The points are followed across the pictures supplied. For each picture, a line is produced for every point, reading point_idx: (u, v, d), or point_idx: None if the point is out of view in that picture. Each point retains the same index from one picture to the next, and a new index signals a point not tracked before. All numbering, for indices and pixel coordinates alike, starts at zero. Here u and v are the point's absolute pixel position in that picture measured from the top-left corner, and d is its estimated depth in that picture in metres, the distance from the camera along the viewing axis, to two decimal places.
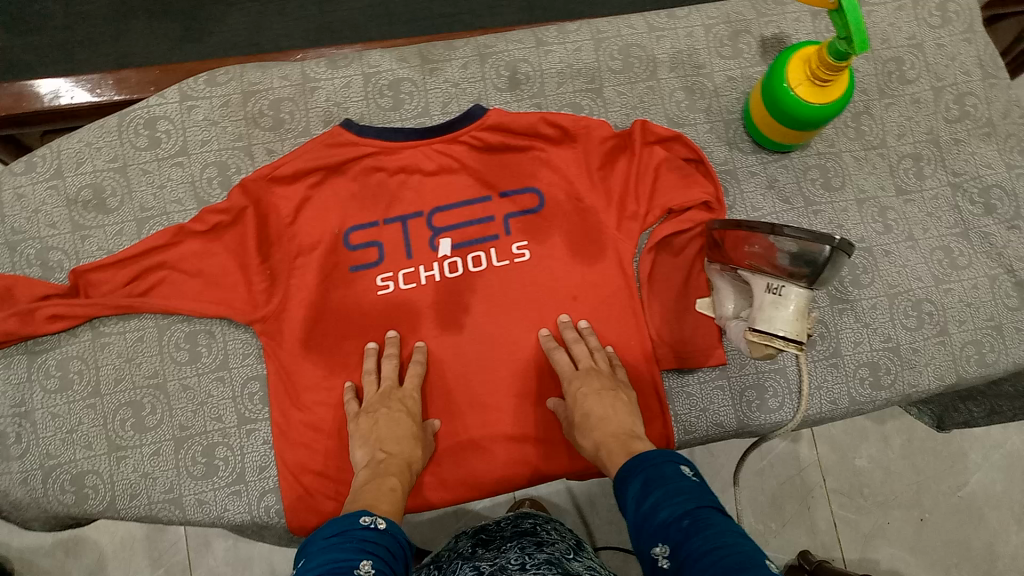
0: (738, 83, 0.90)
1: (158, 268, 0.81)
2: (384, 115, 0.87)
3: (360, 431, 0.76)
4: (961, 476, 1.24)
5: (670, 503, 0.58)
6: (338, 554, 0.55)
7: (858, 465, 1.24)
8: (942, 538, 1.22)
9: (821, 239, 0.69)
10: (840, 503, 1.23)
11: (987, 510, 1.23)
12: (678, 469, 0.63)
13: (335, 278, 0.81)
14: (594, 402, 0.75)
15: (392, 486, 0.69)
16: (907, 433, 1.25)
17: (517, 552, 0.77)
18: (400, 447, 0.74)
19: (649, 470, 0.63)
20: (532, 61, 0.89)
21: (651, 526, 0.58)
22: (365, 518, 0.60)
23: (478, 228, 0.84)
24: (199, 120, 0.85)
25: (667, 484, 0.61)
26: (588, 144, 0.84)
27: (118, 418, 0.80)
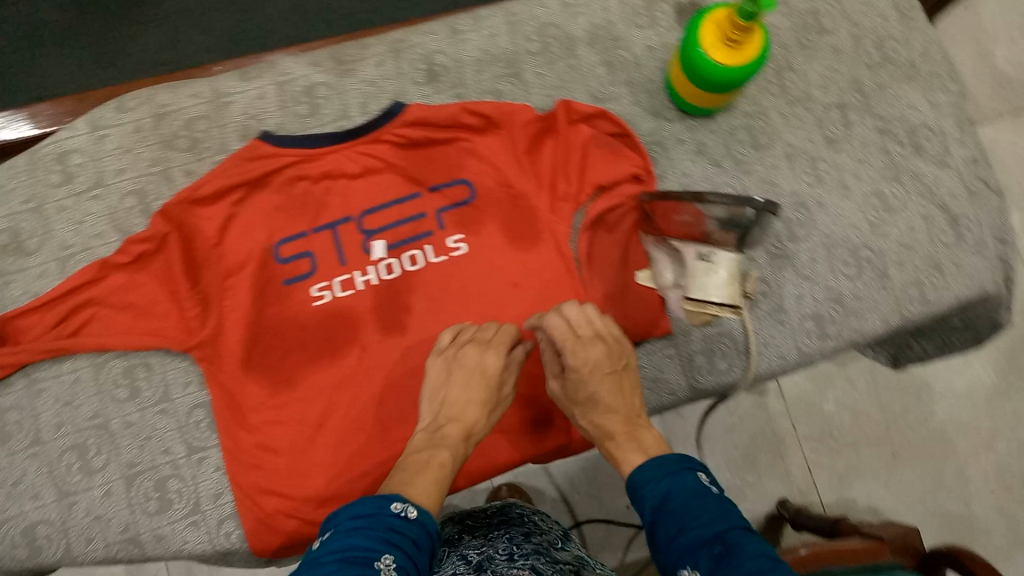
0: (658, 52, 0.88)
1: (86, 306, 0.79)
2: (302, 123, 0.84)
3: (435, 384, 0.74)
4: (927, 408, 1.25)
5: (699, 524, 0.54)
6: (360, 541, 0.51)
7: (826, 410, 1.25)
8: (916, 472, 1.23)
9: (745, 201, 0.70)
10: (812, 448, 1.24)
11: (956, 437, 1.24)
12: (698, 479, 0.59)
13: (269, 294, 0.81)
14: (602, 385, 0.70)
15: (441, 461, 0.65)
16: (870, 372, 1.26)
17: (505, 542, 0.76)
18: (467, 412, 0.72)
19: (668, 483, 0.59)
20: (448, 52, 0.87)
21: (678, 547, 0.54)
22: (397, 504, 0.56)
23: (411, 227, 0.83)
24: (111, 149, 0.83)
25: (691, 499, 0.56)
26: (513, 129, 0.83)
27: (63, 464, 0.79)
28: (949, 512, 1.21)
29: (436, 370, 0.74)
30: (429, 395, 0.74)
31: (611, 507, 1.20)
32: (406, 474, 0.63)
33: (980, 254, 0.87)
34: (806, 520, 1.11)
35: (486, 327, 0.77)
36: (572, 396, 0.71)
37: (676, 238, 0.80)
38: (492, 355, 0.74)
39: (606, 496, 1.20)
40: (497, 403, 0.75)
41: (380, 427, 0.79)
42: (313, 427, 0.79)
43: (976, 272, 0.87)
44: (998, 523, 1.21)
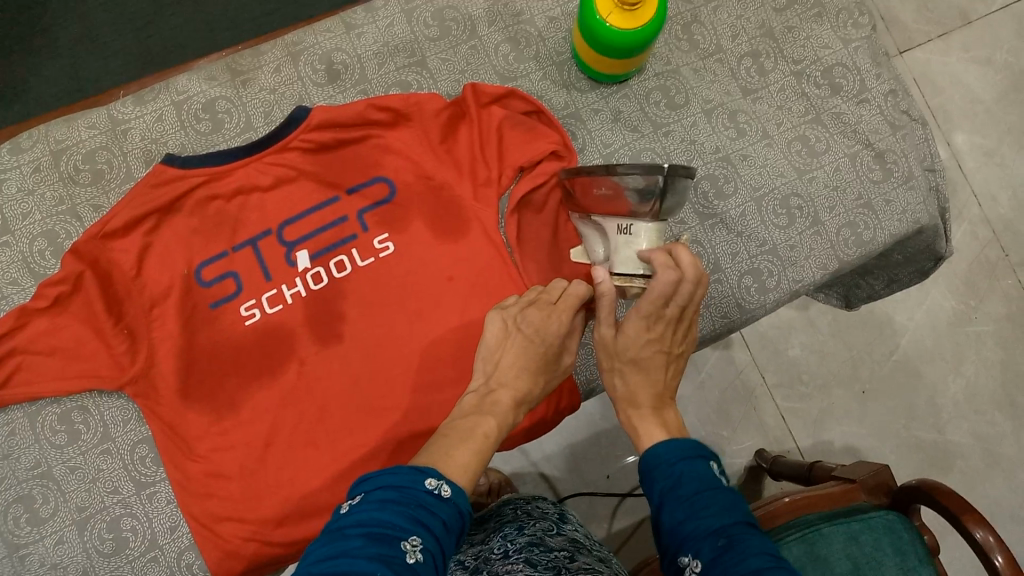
0: (561, 22, 0.87)
1: (9, 357, 0.77)
2: (206, 140, 0.83)
3: (493, 345, 0.71)
4: (891, 341, 1.25)
5: (707, 515, 0.51)
6: (390, 517, 0.48)
7: (793, 355, 1.24)
8: (887, 405, 1.23)
9: (654, 170, 0.68)
10: (784, 395, 1.23)
11: (923, 365, 1.24)
12: (711, 468, 0.55)
13: (197, 320, 0.79)
14: (647, 348, 0.66)
15: (485, 432, 0.62)
16: (831, 312, 1.25)
17: (500, 539, 0.75)
18: (519, 380, 0.69)
19: (680, 468, 0.54)
20: (347, 48, 0.85)
21: (681, 534, 0.51)
22: (431, 479, 0.52)
23: (334, 232, 0.81)
24: (13, 193, 0.80)
25: (702, 486, 0.53)
26: (423, 120, 0.81)
27: (11, 517, 0.77)
28: (922, 441, 1.22)
29: (495, 330, 0.71)
30: (484, 358, 0.71)
31: (587, 480, 1.20)
32: (448, 442, 0.60)
33: (910, 187, 0.86)
34: (780, 465, 1.09)
35: (551, 288, 0.75)
36: (616, 349, 0.67)
37: (595, 212, 0.76)
38: (555, 320, 0.71)
39: (582, 469, 1.20)
40: (553, 370, 0.72)
41: (330, 439, 0.78)
42: (262, 448, 0.78)
43: (909, 205, 0.86)
44: (972, 446, 1.22)
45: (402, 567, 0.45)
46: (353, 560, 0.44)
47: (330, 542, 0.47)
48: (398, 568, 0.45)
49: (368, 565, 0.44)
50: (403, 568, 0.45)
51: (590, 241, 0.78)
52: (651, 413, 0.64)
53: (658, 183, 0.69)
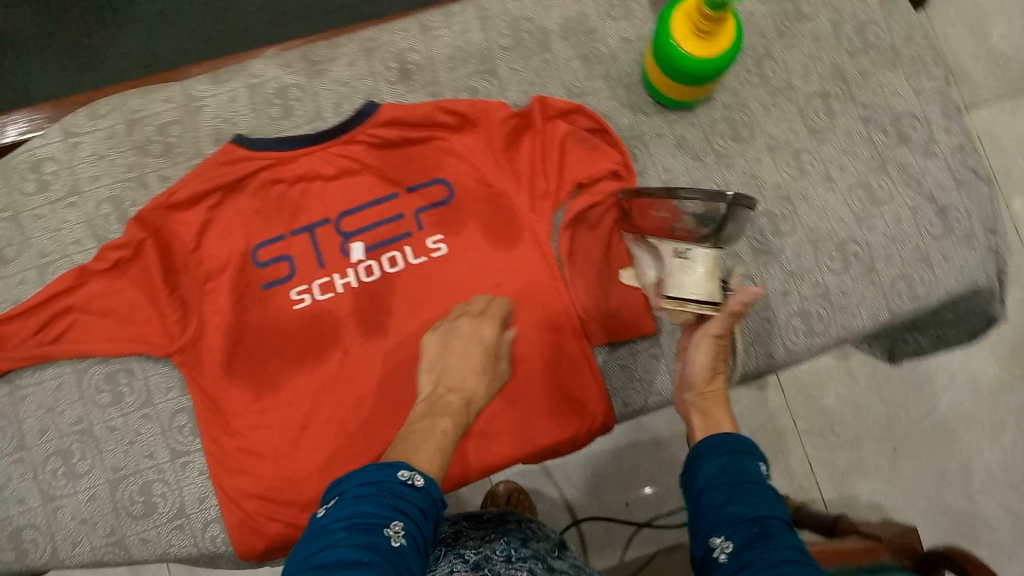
0: (634, 44, 0.87)
1: (65, 313, 0.79)
2: (275, 124, 0.84)
3: (433, 358, 0.74)
4: (929, 400, 1.23)
5: (746, 501, 0.51)
6: (367, 509, 0.50)
7: (827, 404, 1.23)
8: (917, 466, 1.21)
9: (716, 198, 0.71)
10: (814, 443, 1.22)
11: (959, 430, 1.22)
12: (754, 466, 0.55)
13: (248, 298, 0.81)
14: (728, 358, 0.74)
15: (444, 428, 0.64)
16: (870, 364, 1.23)
17: (504, 544, 0.81)
18: (467, 380, 0.71)
19: (727, 459, 0.56)
20: (420, 49, 0.86)
21: (716, 517, 0.52)
22: (403, 472, 0.54)
23: (390, 228, 0.83)
24: (86, 156, 0.83)
25: (744, 479, 0.53)
26: (488, 126, 0.82)
27: (48, 469, 0.79)
28: (948, 506, 1.20)
29: (434, 344, 0.75)
30: (428, 368, 0.74)
31: (604, 503, 1.19)
32: (409, 442, 0.62)
33: (971, 247, 0.85)
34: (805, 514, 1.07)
35: (473, 302, 0.80)
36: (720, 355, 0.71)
37: (650, 234, 0.76)
38: (486, 325, 0.76)
39: (601, 490, 1.20)
40: (495, 375, 0.75)
41: (363, 430, 0.79)
42: (296, 431, 0.79)
43: (966, 264, 0.85)
44: (1002, 519, 1.19)
45: (388, 553, 0.47)
46: (338, 552, 0.46)
47: (313, 541, 0.48)
48: (385, 553, 0.46)
49: (352, 555, 0.45)
50: (389, 554, 0.46)
51: (638, 258, 0.79)
52: (722, 404, 0.71)
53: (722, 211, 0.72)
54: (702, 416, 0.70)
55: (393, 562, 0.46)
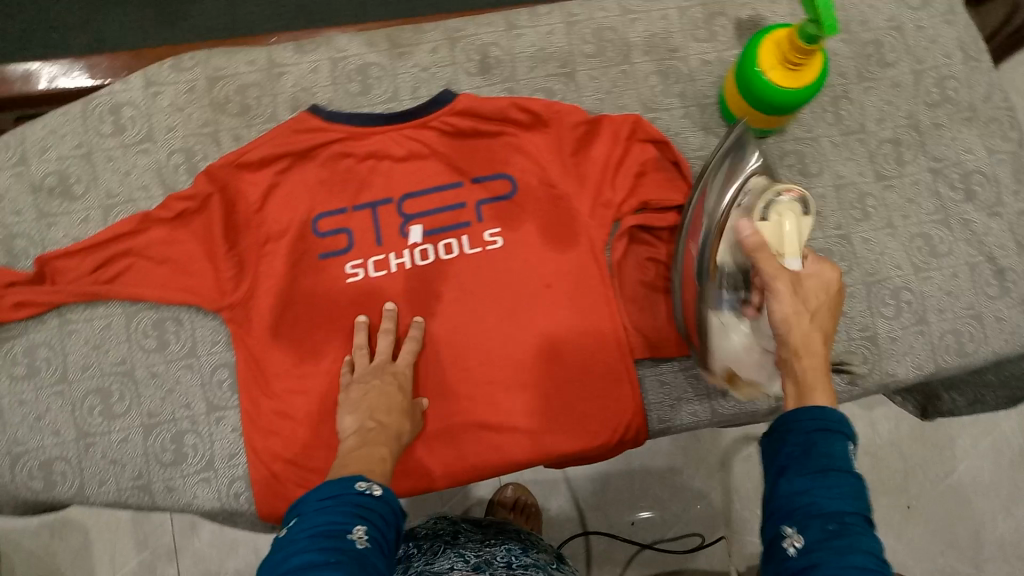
0: (713, 67, 0.87)
1: (122, 256, 0.79)
2: (352, 100, 0.85)
3: (353, 401, 0.75)
4: (948, 463, 1.21)
5: (828, 495, 0.49)
6: (331, 517, 0.54)
7: None
8: (928, 526, 1.20)
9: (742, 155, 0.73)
10: None
11: (975, 496, 1.21)
12: (844, 448, 0.52)
13: (304, 265, 0.81)
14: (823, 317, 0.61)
15: (382, 455, 0.69)
16: (895, 418, 1.22)
17: (505, 551, 0.84)
18: (392, 418, 0.74)
19: (815, 438, 0.53)
20: (503, 45, 0.87)
21: (793, 503, 0.50)
22: (359, 483, 0.59)
23: (450, 215, 0.84)
24: (164, 106, 0.84)
25: (830, 464, 0.51)
26: (560, 128, 0.83)
27: (85, 406, 0.79)
28: (955, 571, 1.18)
29: (354, 390, 0.76)
30: (350, 407, 0.75)
31: (612, 521, 1.18)
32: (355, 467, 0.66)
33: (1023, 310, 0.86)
34: None
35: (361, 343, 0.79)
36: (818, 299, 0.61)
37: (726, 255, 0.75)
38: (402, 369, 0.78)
39: (612, 507, 1.19)
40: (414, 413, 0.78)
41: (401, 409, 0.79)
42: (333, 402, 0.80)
43: (1015, 328, 0.85)
44: None
45: (354, 553, 0.52)
46: (305, 556, 0.51)
47: (282, 550, 0.52)
48: (352, 554, 0.51)
49: (318, 557, 0.50)
50: (354, 553, 0.51)
51: (728, 319, 0.73)
52: (824, 369, 0.59)
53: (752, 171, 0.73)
54: (806, 373, 0.59)
55: (359, 560, 0.51)
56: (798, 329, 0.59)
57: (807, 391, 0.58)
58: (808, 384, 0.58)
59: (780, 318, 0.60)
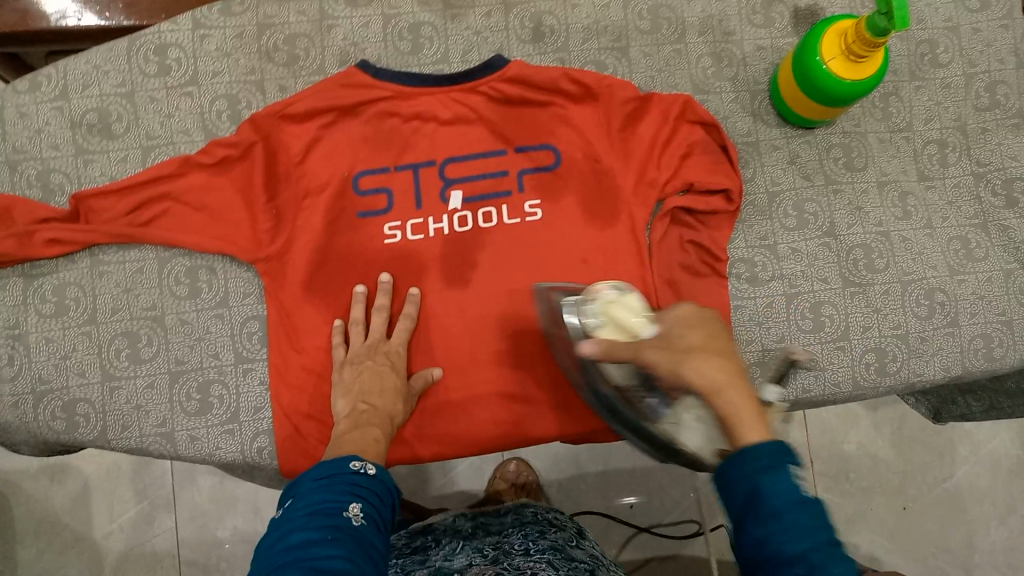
0: (767, 53, 0.87)
1: (160, 199, 0.78)
2: (402, 59, 0.84)
3: (345, 384, 0.74)
4: (947, 468, 1.22)
5: (789, 542, 0.43)
6: (324, 497, 0.57)
7: (846, 450, 1.22)
8: (921, 528, 1.21)
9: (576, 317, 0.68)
10: (825, 486, 1.22)
11: (970, 503, 1.21)
12: (789, 477, 0.46)
13: (341, 222, 0.80)
14: (699, 358, 0.52)
15: (376, 437, 0.68)
16: (897, 421, 1.23)
17: (521, 539, 0.83)
18: (385, 399, 0.73)
19: (761, 478, 0.46)
20: (558, 14, 0.86)
21: (759, 556, 0.44)
22: (355, 463, 0.61)
23: (491, 183, 0.82)
24: (211, 50, 0.82)
25: (784, 506, 0.44)
26: (609, 103, 0.82)
27: (112, 348, 0.78)
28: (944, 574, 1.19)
29: (345, 372, 0.75)
30: (341, 390, 0.74)
31: (616, 501, 1.19)
32: (348, 446, 0.65)
33: None
34: None
35: (353, 321, 0.78)
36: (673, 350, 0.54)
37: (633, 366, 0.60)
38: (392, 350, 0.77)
39: (616, 488, 1.19)
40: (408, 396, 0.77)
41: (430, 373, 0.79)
42: None
43: None
44: None
45: (349, 529, 0.54)
46: (305, 532, 0.53)
47: (281, 528, 0.55)
48: (348, 531, 0.54)
49: (318, 534, 0.53)
50: (350, 530, 0.54)
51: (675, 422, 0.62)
52: (749, 400, 0.50)
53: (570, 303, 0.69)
54: (731, 405, 0.50)
55: (355, 536, 0.54)
56: (696, 371, 0.51)
57: (739, 421, 0.49)
58: (735, 415, 0.49)
59: (671, 372, 0.53)
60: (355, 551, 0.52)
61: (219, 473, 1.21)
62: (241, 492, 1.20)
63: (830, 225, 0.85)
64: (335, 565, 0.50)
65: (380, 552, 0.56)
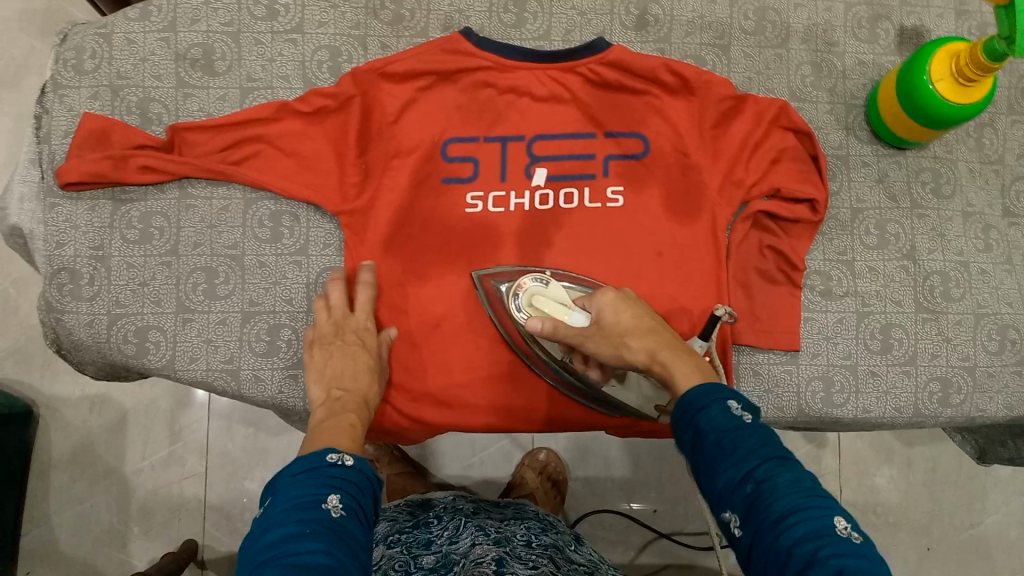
0: (868, 69, 0.86)
1: (255, 141, 0.79)
2: (505, 31, 0.85)
3: (318, 368, 0.75)
4: (977, 514, 1.21)
5: (728, 463, 0.53)
6: (304, 490, 0.57)
7: (877, 483, 1.21)
8: (945, 571, 1.19)
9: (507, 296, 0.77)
10: (852, 516, 1.20)
11: (996, 551, 1.20)
12: (725, 408, 0.56)
13: (426, 186, 0.81)
14: (635, 337, 0.66)
15: (351, 421, 0.69)
16: (932, 461, 1.21)
17: (524, 530, 0.85)
18: (357, 380, 0.73)
19: (699, 419, 0.56)
20: (664, 4, 0.86)
21: (715, 490, 0.54)
22: (332, 454, 0.62)
23: (577, 164, 0.82)
24: (319, 0, 0.83)
25: (723, 436, 0.54)
26: (705, 99, 0.81)
27: (190, 282, 0.80)
28: None
29: (318, 355, 0.76)
30: (316, 374, 0.75)
31: (644, 501, 1.19)
32: (324, 433, 0.66)
33: None
34: None
35: (328, 303, 0.78)
36: (613, 343, 0.67)
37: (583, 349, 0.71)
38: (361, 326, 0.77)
39: (645, 488, 1.19)
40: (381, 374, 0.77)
41: (490, 345, 0.80)
42: (431, 325, 0.80)
43: None
44: None
45: (329, 522, 0.55)
46: (282, 529, 0.54)
47: (260, 526, 0.55)
48: (327, 524, 0.54)
49: (295, 529, 0.53)
50: (330, 523, 0.55)
51: (619, 378, 0.76)
52: (682, 353, 0.64)
53: (502, 291, 0.78)
54: (667, 363, 0.63)
55: (334, 529, 0.54)
56: (637, 349, 0.65)
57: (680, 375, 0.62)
58: (674, 369, 0.62)
59: (617, 355, 0.67)
60: (334, 544, 0.53)
61: (254, 425, 1.19)
62: (274, 446, 1.18)
63: (911, 248, 0.85)
64: (315, 559, 0.51)
65: (362, 543, 0.56)
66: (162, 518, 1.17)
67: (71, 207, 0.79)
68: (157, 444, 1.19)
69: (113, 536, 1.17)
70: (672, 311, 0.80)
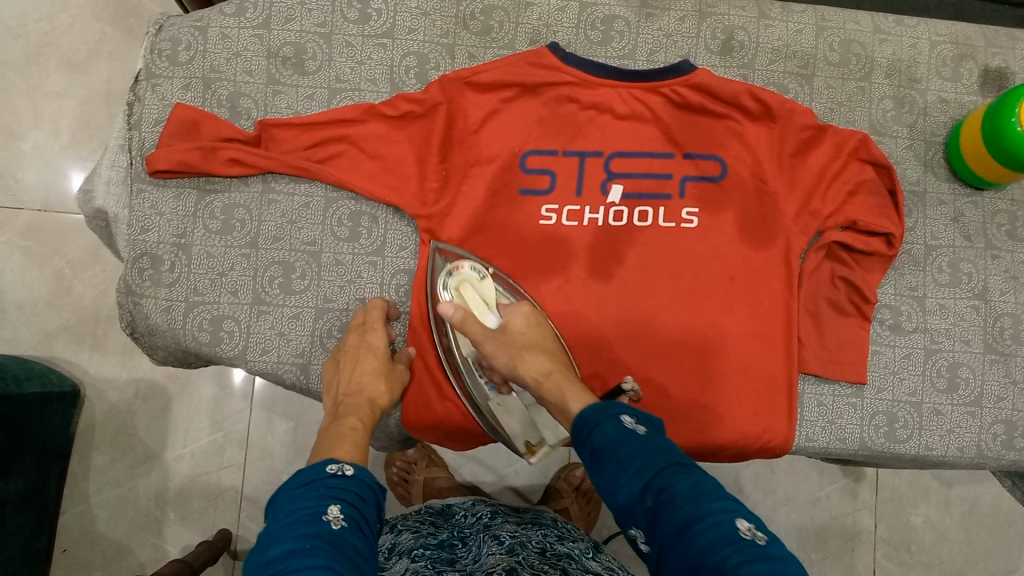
0: (949, 107, 0.87)
1: (340, 141, 0.81)
2: (590, 48, 0.86)
3: (330, 379, 0.77)
4: (1011, 562, 1.19)
5: (625, 478, 0.55)
6: (303, 502, 0.58)
7: (913, 522, 1.19)
8: None
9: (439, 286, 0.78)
10: (885, 554, 1.19)
11: None
12: (620, 424, 0.58)
13: (503, 196, 0.81)
14: (531, 356, 0.70)
15: (351, 426, 0.70)
16: (969, 504, 1.20)
17: (540, 538, 0.83)
18: (371, 383, 0.74)
19: (594, 438, 0.59)
20: (750, 31, 0.86)
21: (618, 506, 0.56)
22: (332, 467, 0.63)
23: (653, 183, 0.83)
24: (411, 7, 0.85)
25: (618, 452, 0.56)
26: (786, 127, 0.82)
27: (267, 275, 0.81)
28: None
29: (329, 366, 0.78)
30: (330, 385, 0.77)
31: None
32: (322, 441, 0.68)
33: None
34: None
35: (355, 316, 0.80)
36: (514, 352, 0.71)
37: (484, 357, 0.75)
38: (374, 333, 0.77)
39: None
40: (394, 372, 0.77)
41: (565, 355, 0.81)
42: None
43: None
44: None
45: (328, 535, 0.54)
46: (284, 544, 0.53)
47: (262, 542, 0.55)
48: (327, 537, 0.54)
49: (296, 544, 0.53)
50: (329, 537, 0.54)
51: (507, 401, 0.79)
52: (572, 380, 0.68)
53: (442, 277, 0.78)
54: (554, 385, 0.68)
55: (333, 542, 0.54)
56: (530, 365, 0.70)
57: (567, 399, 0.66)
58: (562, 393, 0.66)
59: (511, 365, 0.71)
60: (335, 557, 0.52)
61: (296, 421, 1.19)
62: None
63: (983, 288, 0.84)
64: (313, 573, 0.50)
65: (364, 554, 0.55)
66: (198, 507, 1.18)
67: (157, 194, 0.80)
68: (200, 434, 1.19)
69: (149, 522, 1.17)
70: (609, 370, 0.81)
